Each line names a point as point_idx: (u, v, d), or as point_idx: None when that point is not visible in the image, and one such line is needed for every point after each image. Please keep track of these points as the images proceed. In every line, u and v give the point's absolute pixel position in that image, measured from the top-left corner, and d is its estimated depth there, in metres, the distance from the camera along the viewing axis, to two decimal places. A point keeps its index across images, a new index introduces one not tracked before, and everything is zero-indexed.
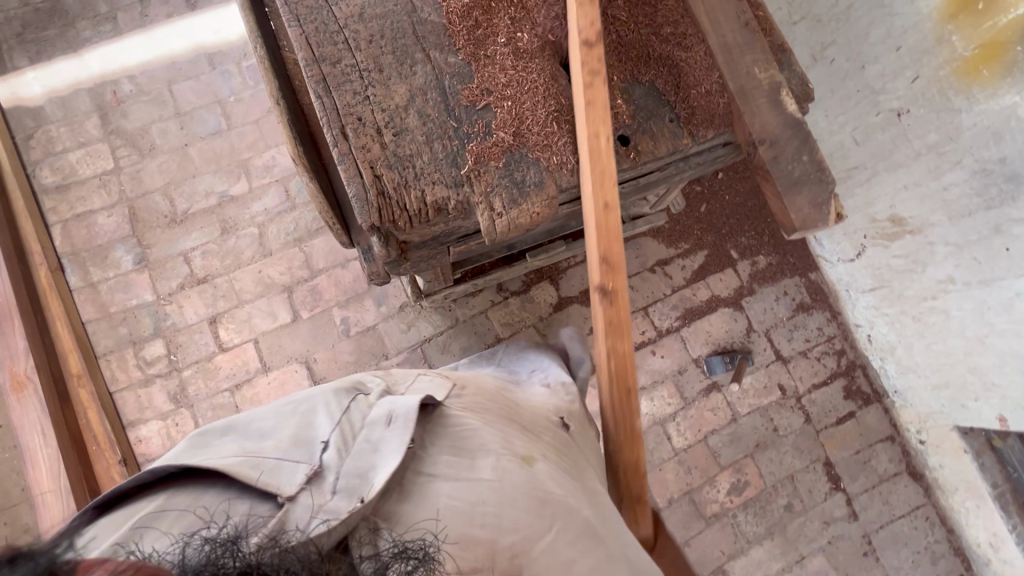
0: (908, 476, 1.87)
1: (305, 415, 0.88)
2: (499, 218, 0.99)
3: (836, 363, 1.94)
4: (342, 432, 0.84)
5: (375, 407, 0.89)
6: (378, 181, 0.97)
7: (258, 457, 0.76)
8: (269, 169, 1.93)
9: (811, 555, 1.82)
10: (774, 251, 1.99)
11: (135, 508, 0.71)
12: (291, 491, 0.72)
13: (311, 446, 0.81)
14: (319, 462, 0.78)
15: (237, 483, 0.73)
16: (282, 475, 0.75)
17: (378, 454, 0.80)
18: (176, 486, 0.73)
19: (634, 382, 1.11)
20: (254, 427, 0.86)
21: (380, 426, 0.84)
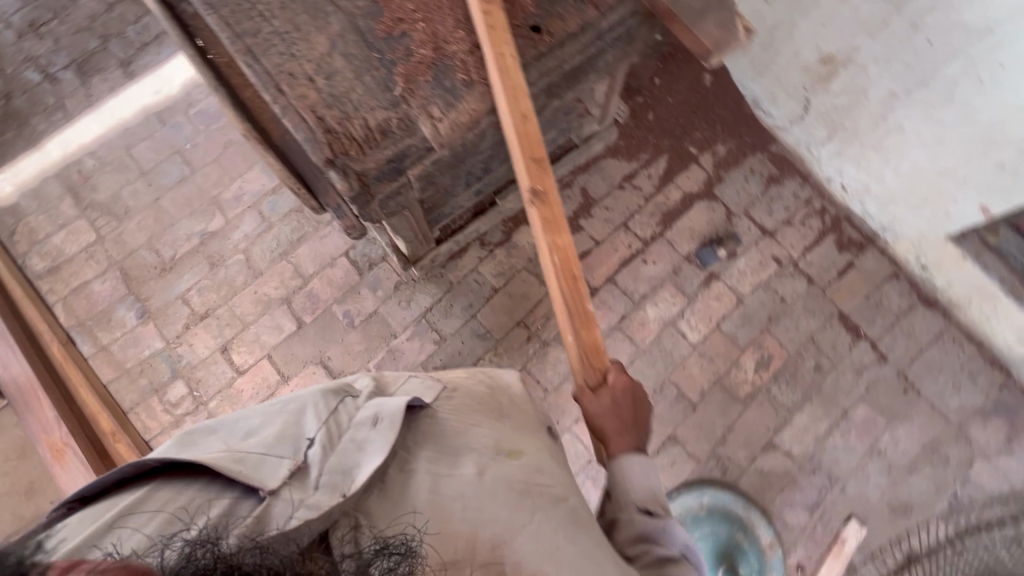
0: (923, 305, 1.89)
1: (292, 413, 0.88)
2: (440, 123, 1.07)
3: (820, 222, 1.98)
4: (328, 428, 0.85)
5: (363, 409, 0.90)
6: (323, 120, 1.05)
7: (243, 453, 0.78)
8: (240, 199, 2.02)
9: (853, 407, 1.83)
10: (730, 137, 2.05)
11: (114, 501, 0.73)
12: (274, 484, 0.74)
13: (295, 441, 0.82)
14: (304, 458, 0.80)
15: (222, 477, 0.75)
16: (266, 470, 0.76)
17: (363, 452, 0.82)
18: (158, 479, 0.75)
19: (579, 269, 1.18)
20: (240, 424, 0.87)
21: (366, 427, 0.85)
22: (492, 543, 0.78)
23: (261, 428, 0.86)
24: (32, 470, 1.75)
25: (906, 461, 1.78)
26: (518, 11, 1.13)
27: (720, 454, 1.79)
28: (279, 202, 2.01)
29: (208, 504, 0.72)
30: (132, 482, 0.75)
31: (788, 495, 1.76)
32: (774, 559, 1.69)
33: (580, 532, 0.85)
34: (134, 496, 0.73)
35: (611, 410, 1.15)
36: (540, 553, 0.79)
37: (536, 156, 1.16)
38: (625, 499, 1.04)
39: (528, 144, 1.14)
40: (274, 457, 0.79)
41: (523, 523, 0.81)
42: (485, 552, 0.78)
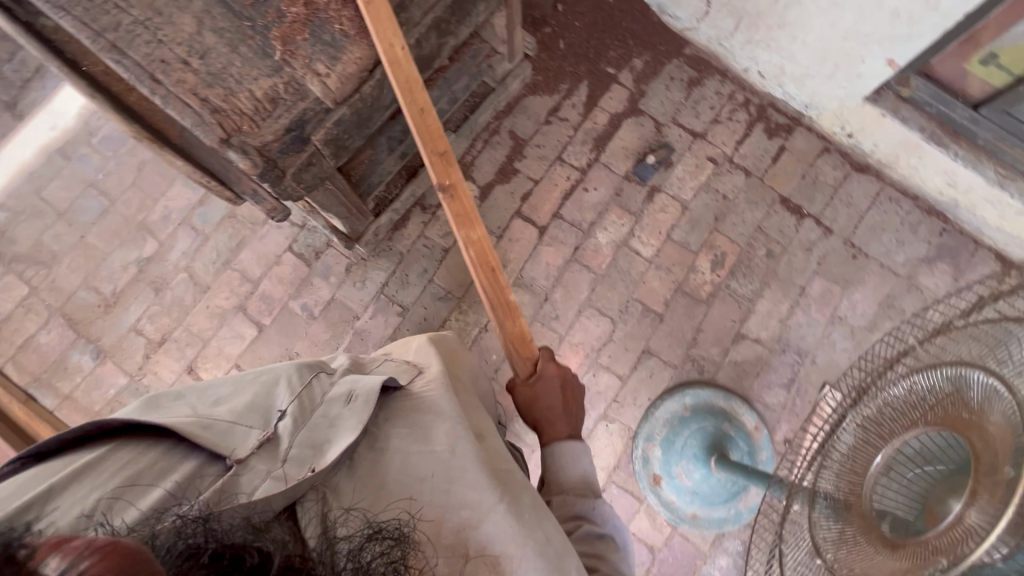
0: (857, 173, 1.95)
1: (266, 385, 0.88)
2: (329, 78, 1.07)
3: (747, 114, 2.00)
4: (299, 401, 0.85)
5: (336, 385, 0.89)
6: (208, 102, 1.02)
7: (212, 419, 0.77)
8: (168, 218, 1.95)
9: (809, 283, 1.89)
10: (644, 49, 2.04)
11: (76, 458, 0.71)
12: (242, 453, 0.73)
13: (265, 413, 0.82)
14: (273, 430, 0.79)
15: (187, 442, 0.74)
16: (235, 438, 0.75)
17: (334, 427, 0.80)
18: (122, 440, 0.73)
19: (495, 259, 1.18)
20: (213, 393, 0.87)
21: (339, 402, 0.84)
22: (461, 525, 0.75)
23: (231, 398, 0.85)
24: None
25: (867, 322, 1.86)
26: None
27: (695, 355, 1.85)
28: (209, 211, 1.95)
29: (168, 469, 0.70)
30: (95, 443, 0.73)
31: (764, 378, 1.83)
32: (762, 440, 1.77)
33: (545, 516, 0.81)
34: (96, 455, 0.71)
35: (542, 396, 1.21)
36: (509, 532, 0.76)
37: (440, 151, 1.17)
38: (558, 481, 1.07)
39: (431, 139, 1.17)
40: (244, 426, 0.78)
41: (493, 504, 0.77)
42: (450, 535, 0.74)
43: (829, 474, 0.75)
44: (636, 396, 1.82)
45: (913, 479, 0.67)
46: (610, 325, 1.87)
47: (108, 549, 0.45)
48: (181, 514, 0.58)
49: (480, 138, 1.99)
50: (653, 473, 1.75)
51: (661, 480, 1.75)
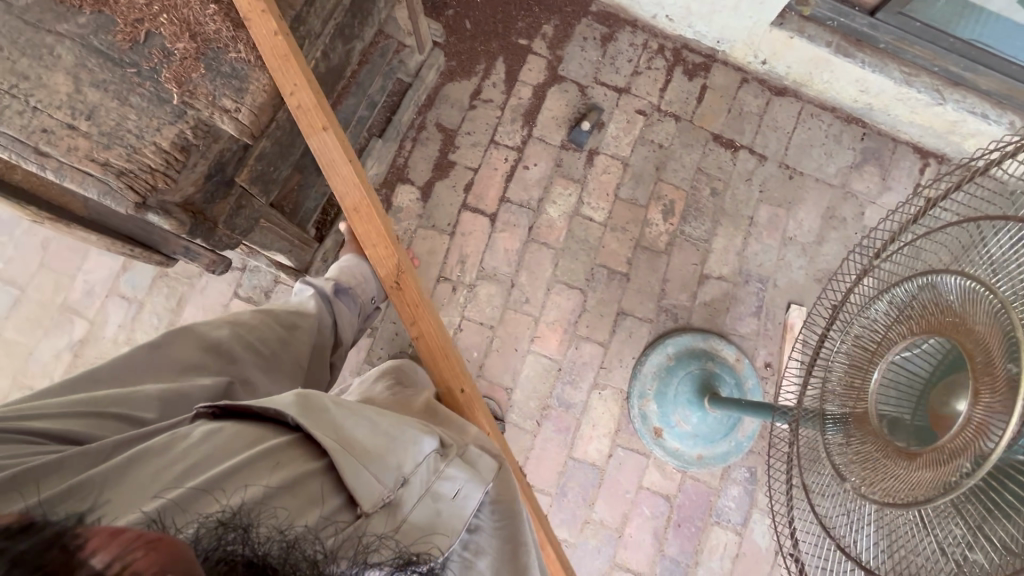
0: (777, 97, 2.01)
1: (394, 434, 0.82)
2: (240, 113, 0.97)
3: (664, 60, 2.01)
4: (419, 472, 0.78)
5: (453, 467, 0.82)
6: (110, 166, 0.91)
7: (354, 458, 0.74)
8: (92, 292, 1.79)
9: (755, 212, 1.96)
10: (550, 14, 2.00)
11: (261, 434, 0.75)
12: (368, 506, 0.70)
13: (393, 471, 0.76)
14: (395, 495, 0.74)
15: (334, 471, 0.73)
16: (366, 488, 0.72)
17: (441, 516, 0.75)
18: (299, 435, 0.76)
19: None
20: (354, 413, 0.82)
21: (448, 490, 0.79)
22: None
23: (367, 436, 0.79)
24: None
25: (814, 237, 1.95)
26: None
27: (666, 305, 1.89)
28: (136, 276, 1.80)
29: (313, 493, 0.68)
30: (277, 427, 0.77)
31: (735, 311, 1.90)
32: (746, 369, 1.84)
33: None
34: (276, 441, 0.73)
35: None
36: None
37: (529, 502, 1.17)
38: None
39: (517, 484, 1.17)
40: (375, 478, 0.74)
41: None
42: None
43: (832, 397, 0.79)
44: (621, 358, 1.85)
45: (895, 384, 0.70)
46: (580, 296, 1.87)
47: (147, 551, 0.41)
48: (220, 521, 0.53)
49: (407, 137, 1.91)
50: (654, 427, 1.79)
51: (662, 432, 1.78)
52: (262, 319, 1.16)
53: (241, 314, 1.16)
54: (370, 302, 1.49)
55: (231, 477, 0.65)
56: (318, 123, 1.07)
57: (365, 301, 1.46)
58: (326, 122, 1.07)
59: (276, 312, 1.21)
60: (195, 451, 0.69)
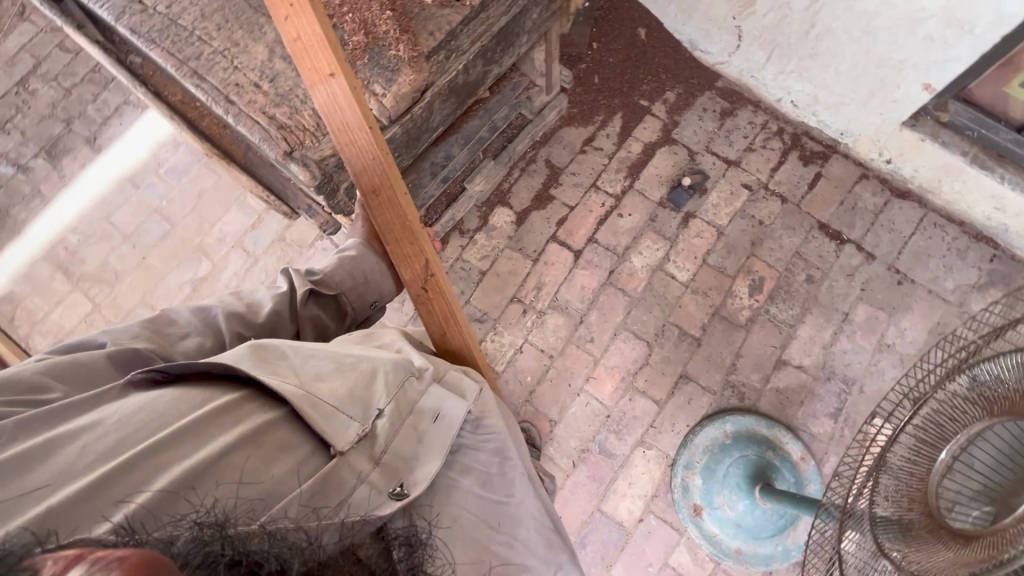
0: (897, 199, 1.93)
1: (364, 375, 0.93)
2: (384, 98, 1.13)
3: (781, 142, 2.03)
4: (396, 400, 0.93)
5: (430, 391, 0.96)
6: (274, 120, 1.11)
7: (319, 401, 0.87)
8: (222, 240, 2.07)
9: (853, 309, 1.85)
10: (677, 82, 2.11)
11: (205, 394, 0.83)
12: (342, 446, 0.83)
13: (367, 407, 0.90)
14: (370, 426, 0.88)
15: (301, 418, 0.86)
16: (337, 427, 0.86)
17: (420, 442, 0.91)
18: (248, 392, 0.86)
19: None
20: (311, 362, 0.93)
21: (427, 418, 0.94)
22: (509, 549, 0.88)
23: (332, 378, 0.91)
24: None
25: (917, 350, 1.79)
26: None
27: (734, 381, 1.80)
28: (260, 235, 2.07)
29: (285, 440, 0.82)
30: (227, 380, 0.87)
31: (810, 406, 1.77)
32: (809, 471, 1.69)
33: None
34: (228, 398, 0.83)
35: None
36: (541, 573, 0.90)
37: None
38: None
39: None
40: (345, 416, 0.87)
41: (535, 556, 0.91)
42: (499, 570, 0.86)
43: (885, 490, 0.78)
44: (674, 422, 1.78)
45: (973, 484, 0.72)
46: (646, 348, 1.85)
47: (128, 561, 0.48)
48: (196, 521, 0.60)
49: (517, 166, 2.06)
50: (694, 503, 1.68)
51: (702, 510, 1.67)
52: (199, 326, 1.03)
53: (178, 314, 1.04)
54: (369, 305, 1.25)
55: (173, 446, 0.75)
56: (325, 67, 0.92)
57: (357, 307, 1.22)
58: (334, 75, 0.93)
59: (214, 311, 1.05)
60: (131, 419, 0.76)
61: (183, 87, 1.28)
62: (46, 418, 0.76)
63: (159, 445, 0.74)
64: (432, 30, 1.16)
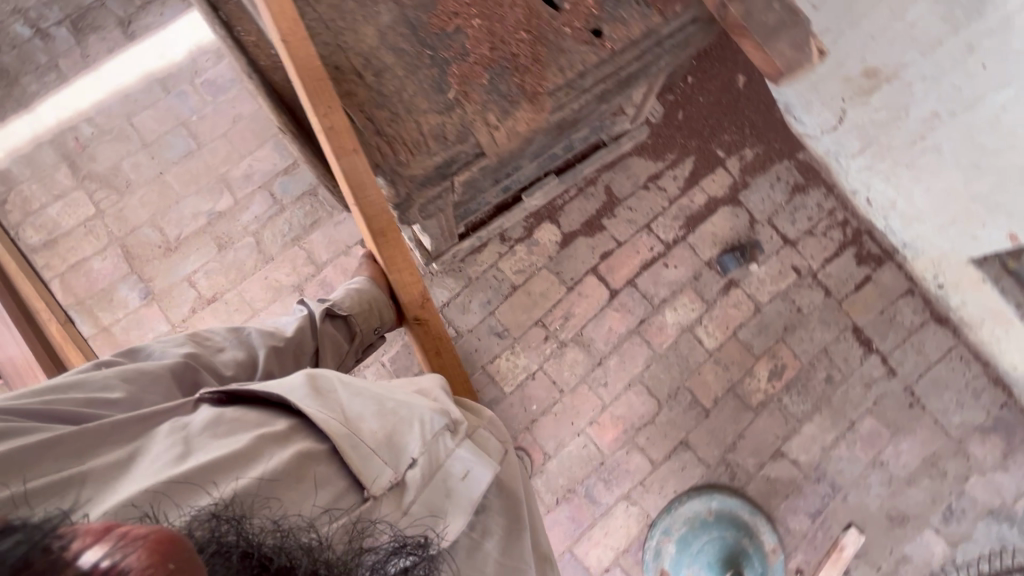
0: (935, 323, 1.93)
1: (401, 421, 0.86)
2: (497, 131, 1.01)
3: (842, 234, 1.98)
4: (428, 452, 0.83)
5: (463, 448, 0.86)
6: (372, 122, 1.00)
7: (358, 441, 0.81)
8: (249, 178, 1.92)
9: (860, 419, 1.87)
10: (758, 141, 2.02)
11: (261, 420, 0.81)
12: (376, 491, 0.77)
13: (399, 454, 0.82)
14: (402, 475, 0.80)
15: (338, 456, 0.79)
16: (372, 472, 0.78)
17: (450, 498, 0.81)
18: (299, 420, 0.83)
19: None
20: (356, 401, 0.87)
21: (455, 476, 0.83)
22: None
23: (375, 420, 0.85)
24: None
25: (906, 474, 1.85)
26: (582, 14, 1.06)
27: (730, 460, 1.82)
28: (292, 183, 1.93)
29: (323, 475, 0.76)
30: (283, 410, 0.84)
31: (793, 502, 1.81)
32: (776, 564, 1.75)
33: None
34: (282, 425, 0.80)
35: None
36: None
37: None
38: None
39: None
40: (380, 461, 0.80)
41: None
42: None
43: None
44: (662, 485, 1.80)
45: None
46: (655, 407, 1.84)
47: (149, 537, 0.47)
48: (215, 514, 0.60)
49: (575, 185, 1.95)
50: (661, 567, 1.73)
51: None
52: (235, 340, 1.11)
53: (213, 334, 1.10)
54: (375, 331, 1.35)
55: (223, 465, 0.71)
56: (349, 147, 0.95)
57: (365, 330, 1.32)
58: (358, 152, 0.96)
59: (247, 330, 1.14)
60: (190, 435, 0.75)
61: (259, 27, 1.05)
62: (116, 427, 0.76)
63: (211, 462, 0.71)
64: (563, 66, 1.04)
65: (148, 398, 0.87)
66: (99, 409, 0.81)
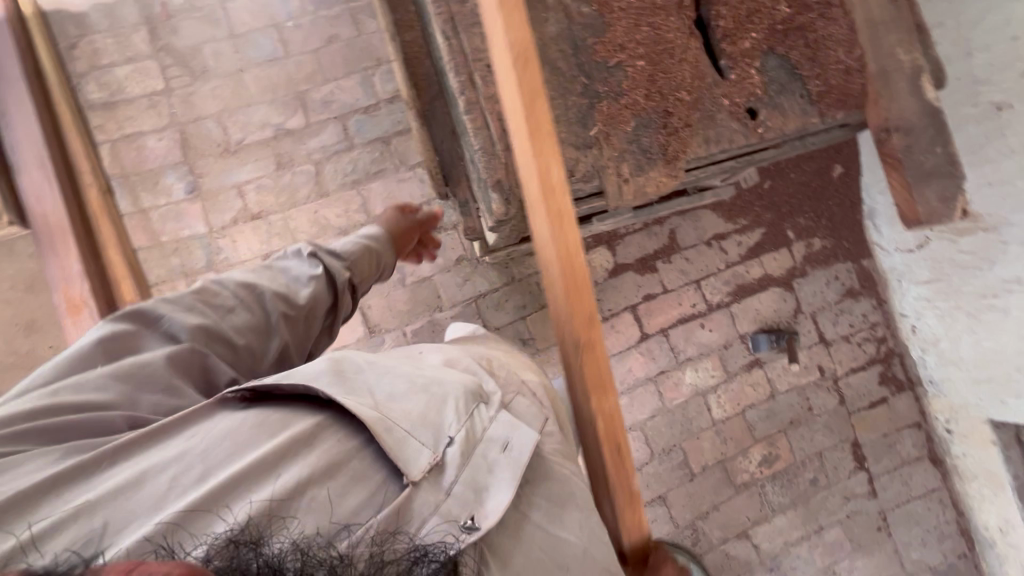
0: (928, 461, 1.99)
1: (432, 395, 0.76)
2: (626, 184, 0.98)
3: (876, 350, 1.99)
4: (466, 428, 0.75)
5: (499, 419, 0.78)
6: (506, 134, 0.95)
7: (389, 420, 0.71)
8: (327, 105, 1.85)
9: (828, 527, 1.93)
10: (831, 234, 1.99)
11: (285, 415, 0.71)
12: (417, 476, 0.68)
13: (438, 432, 0.73)
14: (441, 455, 0.71)
15: (369, 439, 0.71)
16: (409, 451, 0.70)
17: (492, 477, 0.72)
18: (327, 416, 0.72)
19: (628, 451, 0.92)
20: (385, 380, 0.77)
21: (495, 446, 0.75)
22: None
23: (404, 400, 0.75)
24: (36, 306, 1.72)
25: None
26: (745, 90, 1.01)
27: (698, 527, 1.87)
28: (368, 124, 1.85)
29: (357, 472, 0.68)
30: (308, 403, 0.74)
31: None
32: None
33: None
34: (307, 422, 0.70)
35: None
36: None
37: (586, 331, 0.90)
38: None
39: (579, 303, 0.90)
40: (416, 441, 0.71)
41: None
42: None
43: None
44: None
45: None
46: (646, 457, 1.87)
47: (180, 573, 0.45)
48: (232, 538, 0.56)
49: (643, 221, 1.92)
50: None
51: None
52: (245, 298, 0.96)
53: (220, 288, 0.95)
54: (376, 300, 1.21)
55: (249, 481, 0.63)
56: None
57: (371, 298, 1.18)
58: None
59: (262, 289, 0.98)
60: (208, 446, 0.66)
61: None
62: (122, 447, 0.66)
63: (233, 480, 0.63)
64: (709, 137, 1.00)
65: (146, 397, 0.77)
66: (97, 413, 0.72)
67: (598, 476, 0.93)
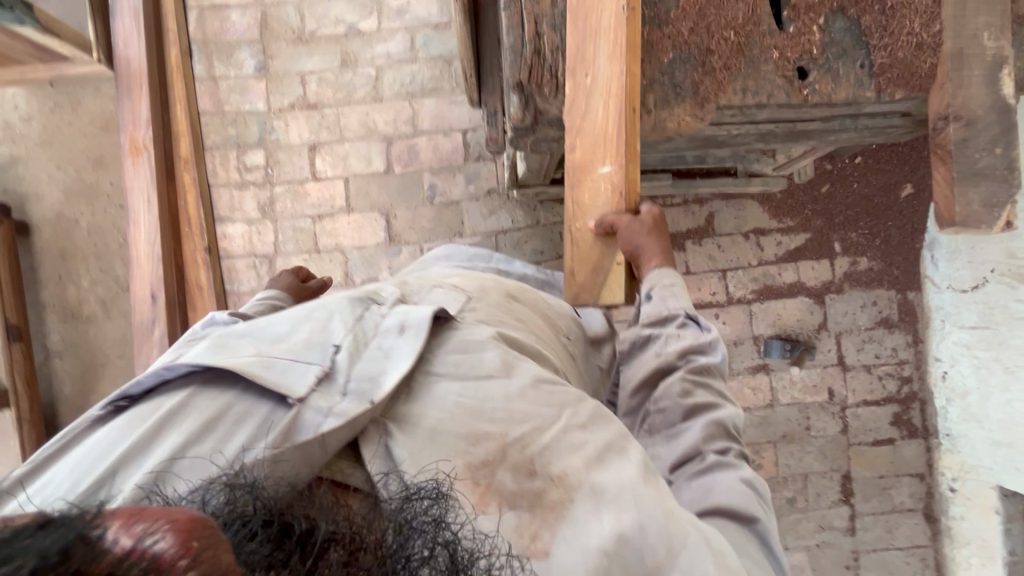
0: (921, 516, 1.88)
1: (317, 315, 0.66)
2: (647, 115, 0.96)
3: (896, 388, 1.87)
4: (355, 331, 0.64)
5: (392, 310, 0.69)
6: (538, 39, 0.93)
7: (269, 354, 0.59)
8: (400, 15, 1.88)
9: (793, 549, 1.88)
10: (881, 257, 1.86)
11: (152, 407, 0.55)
12: (303, 393, 0.55)
13: (324, 346, 0.61)
14: (330, 363, 0.59)
15: (243, 383, 0.56)
16: (292, 375, 0.57)
17: (389, 359, 0.63)
18: (198, 382, 0.56)
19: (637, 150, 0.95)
20: (262, 326, 0.64)
21: (390, 333, 0.65)
22: (521, 442, 0.58)
23: (285, 326, 0.64)
24: (105, 144, 1.87)
25: None
26: (800, 46, 0.94)
27: None
28: (435, 41, 1.88)
29: (249, 412, 0.54)
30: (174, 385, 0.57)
31: None
32: None
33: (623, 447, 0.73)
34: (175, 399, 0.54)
35: None
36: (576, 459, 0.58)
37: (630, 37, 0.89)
38: None
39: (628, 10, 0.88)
40: (302, 362, 0.59)
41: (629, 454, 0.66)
42: (516, 454, 0.58)
43: None
44: None
45: (734, 486, 0.76)
46: None
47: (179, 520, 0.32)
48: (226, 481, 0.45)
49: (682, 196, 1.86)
50: None
51: None
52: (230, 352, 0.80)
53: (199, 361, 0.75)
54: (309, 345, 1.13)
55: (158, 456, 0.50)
56: None
57: None
58: None
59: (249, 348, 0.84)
60: (103, 448, 0.52)
61: None
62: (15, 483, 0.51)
63: (145, 461, 0.50)
64: (747, 87, 0.95)
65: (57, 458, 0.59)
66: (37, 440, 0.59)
67: (605, 135, 0.96)
